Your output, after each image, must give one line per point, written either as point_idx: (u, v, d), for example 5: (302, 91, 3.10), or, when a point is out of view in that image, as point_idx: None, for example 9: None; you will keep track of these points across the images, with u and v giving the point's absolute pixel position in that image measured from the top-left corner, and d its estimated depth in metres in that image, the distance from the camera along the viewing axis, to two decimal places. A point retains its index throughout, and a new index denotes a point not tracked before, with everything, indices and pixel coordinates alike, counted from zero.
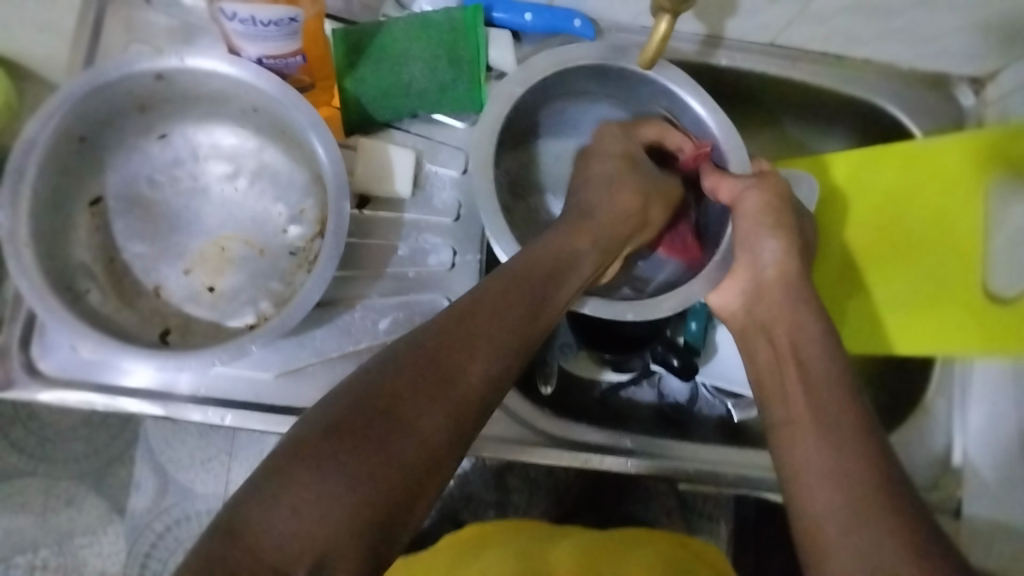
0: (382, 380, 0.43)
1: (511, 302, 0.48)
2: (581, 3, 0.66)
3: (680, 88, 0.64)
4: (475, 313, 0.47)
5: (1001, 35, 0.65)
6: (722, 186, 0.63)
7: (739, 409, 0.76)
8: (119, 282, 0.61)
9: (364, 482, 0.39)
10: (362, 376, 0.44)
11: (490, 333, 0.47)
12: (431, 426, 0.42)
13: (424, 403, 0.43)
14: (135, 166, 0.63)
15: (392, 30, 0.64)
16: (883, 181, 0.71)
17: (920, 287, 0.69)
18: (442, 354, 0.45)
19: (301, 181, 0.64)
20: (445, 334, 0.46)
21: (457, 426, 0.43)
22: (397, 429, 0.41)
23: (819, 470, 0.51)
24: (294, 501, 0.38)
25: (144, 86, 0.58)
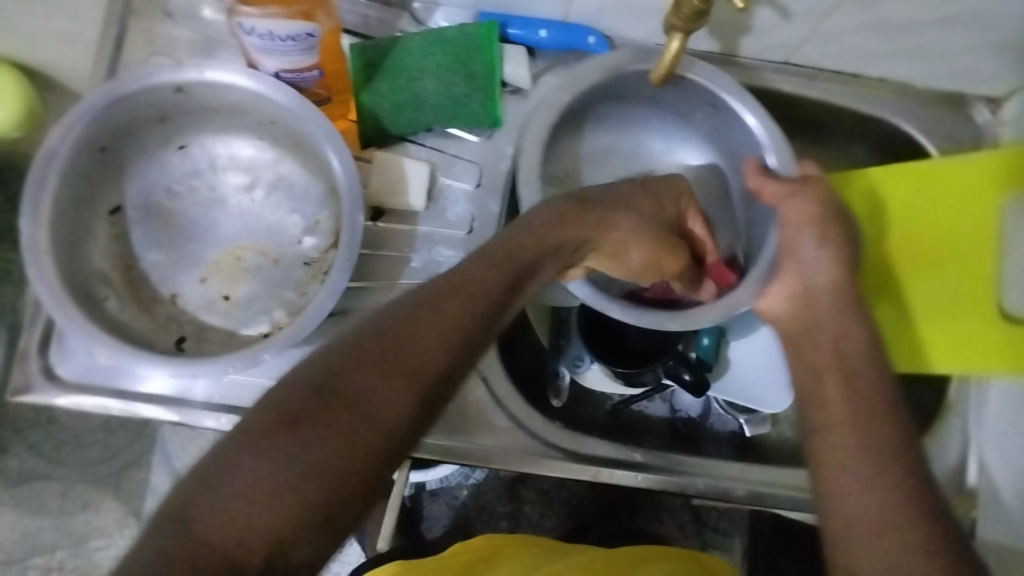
0: (339, 368, 0.43)
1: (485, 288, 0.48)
2: (597, 20, 0.67)
3: (731, 96, 0.64)
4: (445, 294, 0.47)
5: (1019, 54, 0.65)
6: (768, 189, 0.62)
7: (752, 425, 0.75)
8: (136, 289, 0.62)
9: (318, 471, 0.39)
10: (315, 367, 0.43)
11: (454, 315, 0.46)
12: (388, 407, 0.42)
13: (384, 384, 0.43)
14: (155, 176, 0.64)
15: (407, 45, 0.65)
16: (905, 198, 0.70)
17: (942, 306, 0.68)
18: (407, 335, 0.44)
19: (317, 192, 0.65)
20: (405, 321, 0.45)
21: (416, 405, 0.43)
22: (352, 414, 0.41)
23: (830, 486, 0.51)
24: (245, 490, 0.38)
25: (164, 98, 0.59)
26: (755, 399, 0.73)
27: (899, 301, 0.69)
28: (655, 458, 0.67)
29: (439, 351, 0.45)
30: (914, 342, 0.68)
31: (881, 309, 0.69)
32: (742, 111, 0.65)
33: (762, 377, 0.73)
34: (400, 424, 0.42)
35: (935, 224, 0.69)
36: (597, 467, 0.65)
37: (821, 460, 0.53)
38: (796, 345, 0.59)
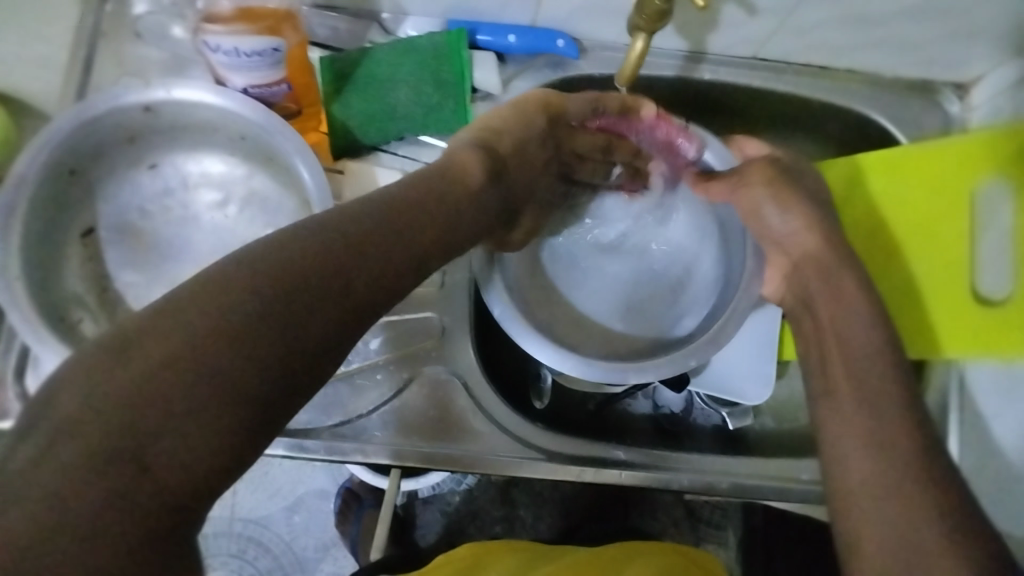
0: (287, 253, 0.41)
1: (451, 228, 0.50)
2: (564, 23, 0.67)
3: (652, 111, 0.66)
4: (434, 206, 0.49)
5: (980, 41, 0.65)
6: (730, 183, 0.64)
7: (734, 418, 0.76)
8: (112, 310, 0.61)
9: (255, 377, 0.37)
10: (257, 259, 0.40)
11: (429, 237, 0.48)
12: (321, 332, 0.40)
13: (322, 315, 0.41)
14: (127, 196, 0.63)
15: (376, 56, 0.65)
16: (894, 185, 0.69)
17: (940, 287, 0.68)
18: (373, 247, 0.44)
19: (291, 206, 0.65)
20: (396, 207, 0.47)
21: (340, 329, 0.41)
22: (306, 303, 0.40)
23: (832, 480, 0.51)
24: (188, 422, 0.35)
25: (132, 118, 0.59)
26: (739, 393, 0.72)
27: (903, 283, 0.69)
28: (639, 455, 0.67)
29: (379, 275, 0.44)
30: (922, 325, 0.67)
31: (887, 290, 0.69)
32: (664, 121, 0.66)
33: (745, 369, 0.73)
34: (326, 346, 0.41)
35: (924, 206, 0.69)
36: (579, 465, 0.65)
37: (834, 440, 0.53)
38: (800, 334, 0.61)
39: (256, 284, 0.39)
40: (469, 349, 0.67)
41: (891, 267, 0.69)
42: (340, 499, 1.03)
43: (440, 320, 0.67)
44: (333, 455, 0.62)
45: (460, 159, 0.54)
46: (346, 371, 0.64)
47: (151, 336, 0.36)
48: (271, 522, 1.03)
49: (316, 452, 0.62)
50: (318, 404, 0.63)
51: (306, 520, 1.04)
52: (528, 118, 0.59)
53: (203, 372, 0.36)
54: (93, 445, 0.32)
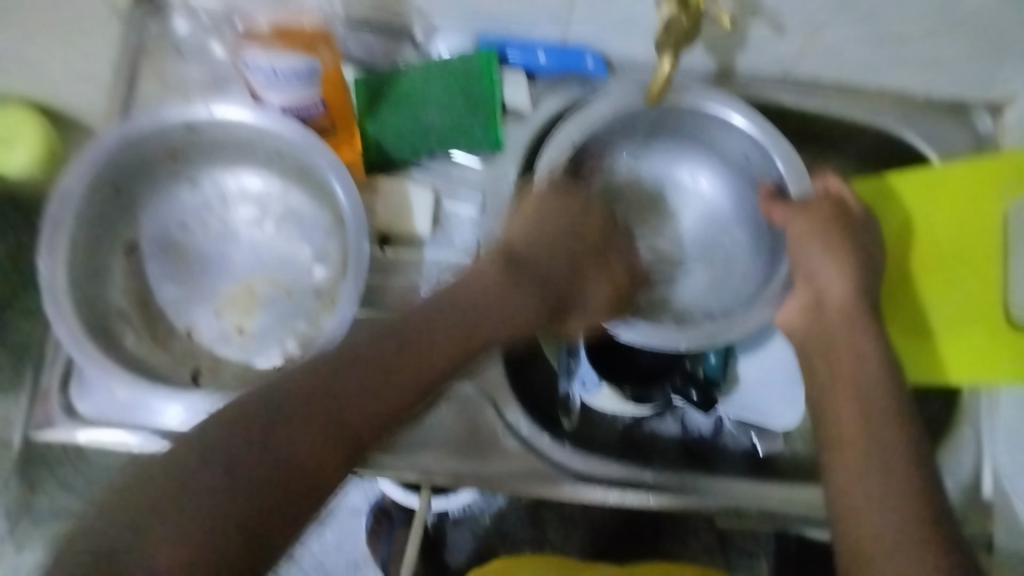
0: (296, 382, 0.47)
1: (460, 340, 0.55)
2: (593, 43, 0.68)
3: (718, 106, 0.66)
4: (443, 324, 0.55)
5: (1012, 60, 0.65)
6: (777, 211, 0.64)
7: (765, 441, 0.75)
8: (153, 324, 0.63)
9: (245, 500, 0.42)
10: (272, 390, 0.46)
11: (437, 350, 0.53)
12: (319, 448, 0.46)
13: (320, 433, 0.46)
14: (169, 212, 0.66)
15: (409, 76, 0.66)
16: (921, 208, 0.69)
17: (956, 317, 0.68)
18: (379, 368, 0.50)
19: (325, 223, 0.66)
20: (408, 330, 0.53)
21: (329, 458, 0.46)
22: (304, 423, 0.45)
23: (855, 504, 0.51)
24: (171, 534, 0.39)
25: (175, 136, 0.61)
26: (767, 417, 0.73)
27: (914, 308, 0.69)
28: (668, 479, 0.67)
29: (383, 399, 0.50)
30: (928, 352, 0.67)
31: (900, 310, 0.69)
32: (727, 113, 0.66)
33: (773, 390, 0.73)
34: (313, 472, 0.45)
35: (948, 233, 0.69)
36: (606, 489, 0.65)
37: (856, 465, 0.52)
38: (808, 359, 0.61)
39: (268, 403, 0.46)
40: (498, 363, 0.68)
41: (909, 287, 0.69)
42: (372, 517, 1.03)
43: None
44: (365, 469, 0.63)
45: (472, 271, 0.60)
46: None
47: (167, 459, 0.42)
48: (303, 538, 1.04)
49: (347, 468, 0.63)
50: None
51: (338, 536, 1.05)
52: (548, 208, 0.64)
53: (196, 492, 0.41)
54: (84, 551, 0.37)
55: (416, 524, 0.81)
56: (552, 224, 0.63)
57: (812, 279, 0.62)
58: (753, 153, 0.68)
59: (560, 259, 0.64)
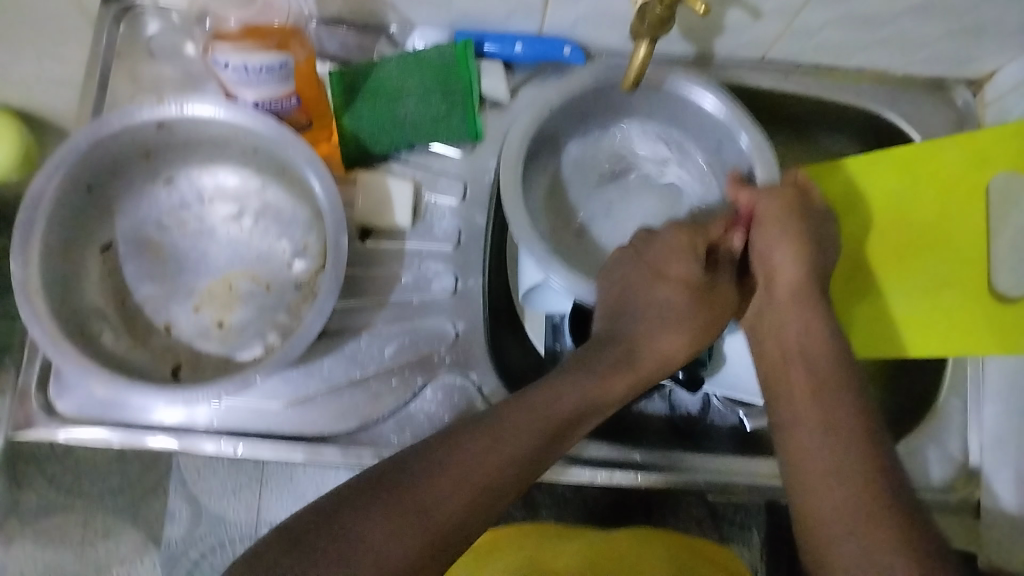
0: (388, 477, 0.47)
1: (533, 427, 0.51)
2: (571, 31, 0.67)
3: (687, 86, 0.65)
4: (528, 410, 0.51)
5: (991, 38, 0.65)
6: (742, 196, 0.61)
7: (752, 418, 0.75)
8: (130, 322, 0.62)
9: None
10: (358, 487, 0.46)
11: (512, 438, 0.49)
12: (389, 542, 0.44)
13: (389, 526, 0.44)
14: (144, 210, 0.65)
15: (385, 67, 0.65)
16: (893, 185, 0.69)
17: (919, 299, 0.67)
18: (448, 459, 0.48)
19: (304, 217, 0.66)
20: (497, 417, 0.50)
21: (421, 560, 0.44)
22: (389, 519, 0.44)
23: (808, 475, 0.51)
24: None
25: (147, 134, 0.60)
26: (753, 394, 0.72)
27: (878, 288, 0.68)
28: (655, 457, 0.67)
29: (473, 489, 0.47)
30: (890, 331, 0.67)
31: (863, 294, 0.68)
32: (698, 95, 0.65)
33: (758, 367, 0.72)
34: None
35: (914, 212, 0.68)
36: (592, 469, 0.66)
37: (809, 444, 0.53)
38: (758, 343, 0.61)
39: (324, 516, 0.45)
40: (486, 356, 0.66)
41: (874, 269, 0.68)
42: None
43: (455, 327, 0.66)
44: (350, 460, 0.62)
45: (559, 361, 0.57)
46: (361, 378, 0.64)
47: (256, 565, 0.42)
48: None
49: (333, 456, 0.62)
50: (334, 413, 0.63)
51: None
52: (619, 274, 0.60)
53: None
54: None
55: None
56: (625, 284, 0.60)
57: (765, 261, 0.61)
58: (727, 141, 0.66)
59: (619, 311, 0.59)
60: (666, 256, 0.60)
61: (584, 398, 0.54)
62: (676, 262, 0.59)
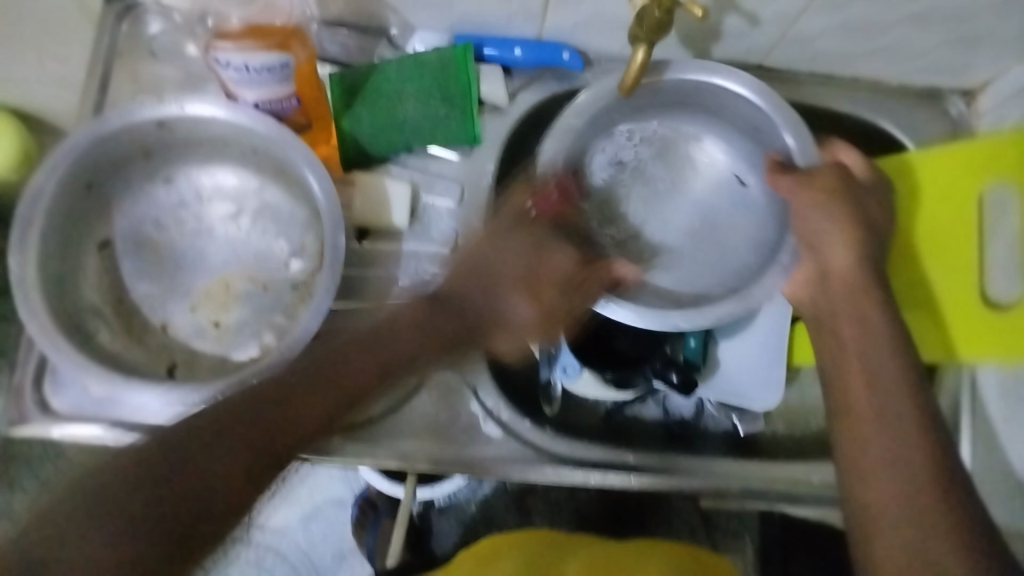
0: (206, 416, 0.51)
1: (375, 359, 0.58)
2: (570, 34, 0.68)
3: (717, 73, 0.66)
4: (364, 350, 0.57)
5: (986, 48, 0.66)
6: (781, 184, 0.63)
7: (745, 424, 0.76)
8: (127, 320, 0.63)
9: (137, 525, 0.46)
10: (188, 423, 0.50)
11: (355, 374, 0.56)
12: (233, 463, 0.50)
13: (235, 443, 0.50)
14: (143, 209, 0.65)
15: (385, 70, 0.66)
16: (923, 188, 0.70)
17: (952, 297, 0.68)
18: (290, 395, 0.53)
19: (302, 217, 0.66)
20: (320, 356, 0.56)
21: (252, 469, 0.50)
22: (159, 464, 0.48)
23: (867, 477, 0.53)
24: (112, 527, 0.45)
25: (147, 133, 0.61)
26: (749, 397, 0.73)
27: (924, 282, 0.69)
28: (650, 459, 0.67)
29: (291, 423, 0.53)
30: (936, 327, 0.68)
31: (908, 279, 0.69)
32: (730, 79, 0.66)
33: (756, 373, 0.73)
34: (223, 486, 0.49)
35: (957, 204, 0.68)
36: (587, 470, 0.66)
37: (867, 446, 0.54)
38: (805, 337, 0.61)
39: (182, 434, 0.50)
40: (482, 358, 0.67)
41: (912, 260, 0.70)
42: (356, 508, 1.03)
43: None
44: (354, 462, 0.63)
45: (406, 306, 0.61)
46: None
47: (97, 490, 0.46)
48: (288, 531, 1.04)
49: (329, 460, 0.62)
50: None
51: (324, 528, 1.05)
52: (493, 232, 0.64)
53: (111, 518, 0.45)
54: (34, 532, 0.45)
55: (401, 513, 0.83)
56: (481, 255, 0.63)
57: (817, 254, 0.62)
58: (762, 123, 0.67)
59: (468, 278, 0.63)
60: (511, 254, 0.63)
61: (427, 340, 0.60)
62: (523, 262, 0.63)
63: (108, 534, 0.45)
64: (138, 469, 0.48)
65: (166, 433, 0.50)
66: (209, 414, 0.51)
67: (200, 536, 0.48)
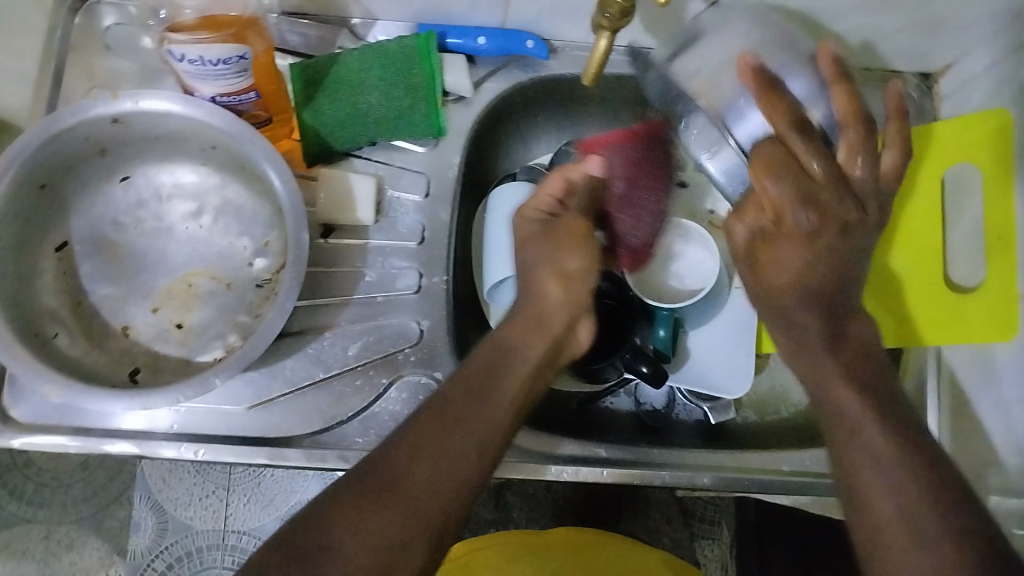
0: (333, 501, 0.44)
1: (472, 408, 0.49)
2: (533, 24, 0.67)
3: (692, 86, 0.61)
4: (490, 378, 0.52)
5: (947, 30, 0.66)
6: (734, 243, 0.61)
7: (716, 413, 0.75)
8: (87, 324, 0.61)
9: None
10: (322, 503, 0.45)
11: (478, 394, 0.50)
12: (378, 534, 0.43)
13: (372, 522, 0.43)
14: (100, 209, 0.63)
15: (346, 61, 0.65)
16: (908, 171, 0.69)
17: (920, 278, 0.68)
18: (393, 474, 0.45)
19: (264, 215, 0.65)
20: (452, 394, 0.50)
21: (413, 531, 0.44)
22: (307, 559, 0.42)
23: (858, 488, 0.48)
24: None
25: (101, 130, 0.59)
26: (719, 386, 0.72)
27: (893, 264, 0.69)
28: (622, 452, 0.67)
29: (441, 467, 0.46)
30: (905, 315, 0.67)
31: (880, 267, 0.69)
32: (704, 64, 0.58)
33: (726, 362, 0.73)
34: (385, 548, 0.43)
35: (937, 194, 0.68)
36: (558, 465, 0.65)
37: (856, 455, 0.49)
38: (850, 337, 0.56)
39: (305, 521, 0.44)
40: (451, 355, 0.66)
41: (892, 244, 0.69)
42: None
43: (418, 324, 0.66)
44: (313, 463, 0.61)
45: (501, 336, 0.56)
46: (325, 377, 0.63)
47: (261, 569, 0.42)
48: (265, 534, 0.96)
49: (296, 460, 0.60)
50: (297, 413, 0.62)
51: None
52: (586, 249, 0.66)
53: None
54: None
55: None
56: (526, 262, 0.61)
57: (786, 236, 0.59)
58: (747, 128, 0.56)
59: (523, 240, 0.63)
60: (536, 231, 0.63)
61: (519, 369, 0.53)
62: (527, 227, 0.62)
63: None
64: (324, 526, 0.43)
65: (337, 494, 0.45)
66: (352, 478, 0.45)
67: None
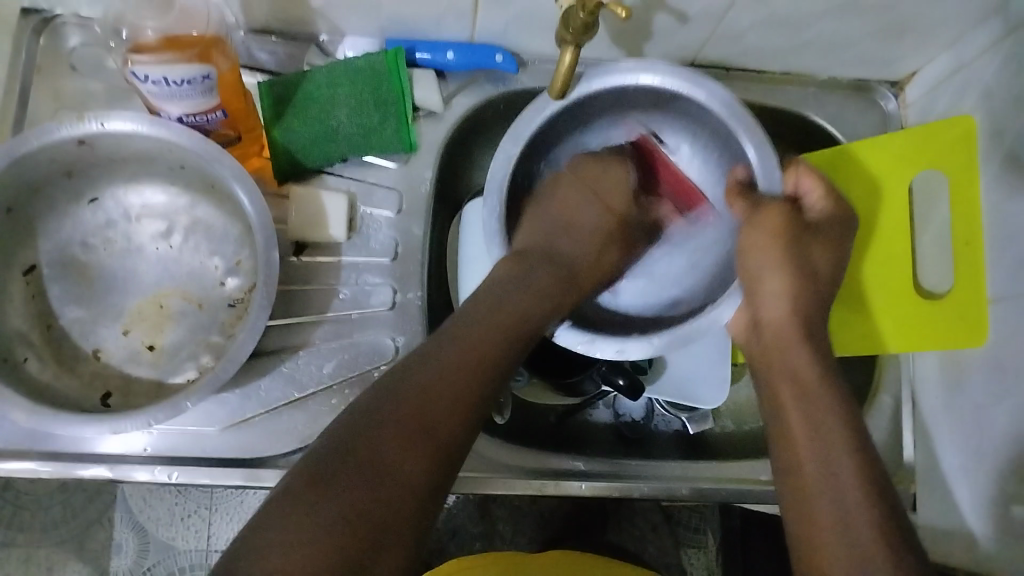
0: (359, 431, 0.46)
1: (493, 344, 0.53)
2: (502, 38, 0.68)
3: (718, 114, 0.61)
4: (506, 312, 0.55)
5: (911, 37, 0.67)
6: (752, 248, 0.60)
7: (694, 423, 0.75)
8: (57, 348, 0.61)
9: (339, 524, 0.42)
10: (341, 436, 0.46)
11: (498, 330, 0.54)
12: (411, 467, 0.45)
13: (407, 452, 0.45)
14: (68, 231, 0.63)
15: (315, 77, 0.64)
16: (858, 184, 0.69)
17: (889, 288, 0.68)
18: (403, 408, 0.47)
19: (234, 233, 0.64)
20: (475, 331, 0.53)
21: (442, 458, 0.47)
22: (337, 484, 0.43)
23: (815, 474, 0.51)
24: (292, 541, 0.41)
25: (67, 152, 0.59)
26: (697, 397, 0.72)
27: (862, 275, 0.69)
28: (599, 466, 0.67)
29: (467, 396, 0.49)
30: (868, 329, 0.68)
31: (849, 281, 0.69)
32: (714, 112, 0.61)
33: (702, 373, 0.73)
34: (424, 478, 0.45)
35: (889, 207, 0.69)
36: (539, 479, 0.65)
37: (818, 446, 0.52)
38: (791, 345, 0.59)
39: (313, 470, 0.44)
40: None
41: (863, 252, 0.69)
42: None
43: (393, 340, 0.65)
44: None
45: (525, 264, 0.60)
46: (299, 396, 0.63)
47: (287, 508, 0.42)
48: None
49: (271, 481, 0.61)
50: (272, 432, 0.62)
51: None
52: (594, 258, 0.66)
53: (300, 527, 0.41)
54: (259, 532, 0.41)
55: None
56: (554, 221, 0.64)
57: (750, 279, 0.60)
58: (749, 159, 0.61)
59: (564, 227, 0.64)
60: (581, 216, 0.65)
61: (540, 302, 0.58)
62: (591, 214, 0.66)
63: (320, 513, 0.42)
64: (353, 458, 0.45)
65: (358, 424, 0.47)
66: (373, 408, 0.47)
67: (404, 520, 0.44)
